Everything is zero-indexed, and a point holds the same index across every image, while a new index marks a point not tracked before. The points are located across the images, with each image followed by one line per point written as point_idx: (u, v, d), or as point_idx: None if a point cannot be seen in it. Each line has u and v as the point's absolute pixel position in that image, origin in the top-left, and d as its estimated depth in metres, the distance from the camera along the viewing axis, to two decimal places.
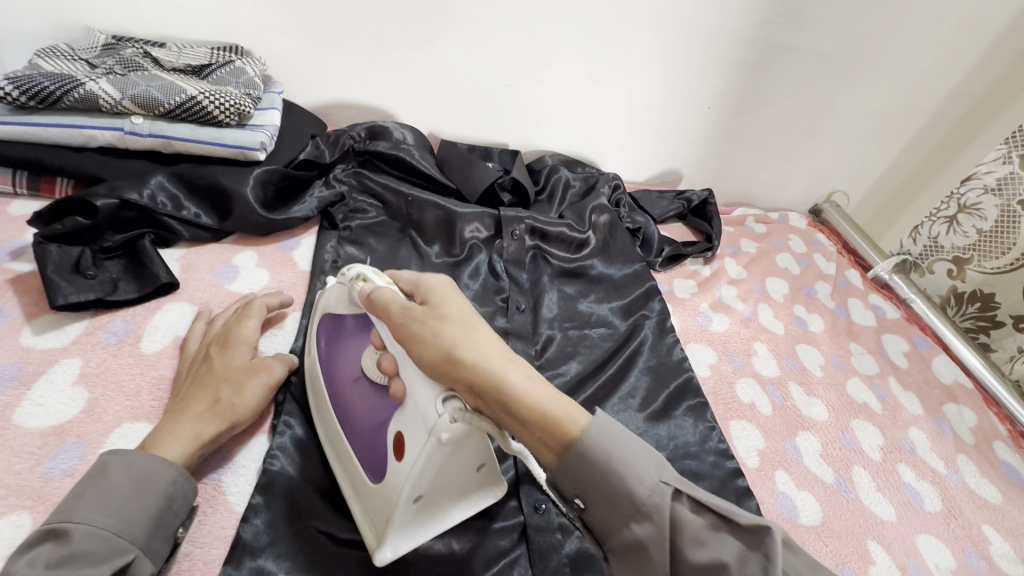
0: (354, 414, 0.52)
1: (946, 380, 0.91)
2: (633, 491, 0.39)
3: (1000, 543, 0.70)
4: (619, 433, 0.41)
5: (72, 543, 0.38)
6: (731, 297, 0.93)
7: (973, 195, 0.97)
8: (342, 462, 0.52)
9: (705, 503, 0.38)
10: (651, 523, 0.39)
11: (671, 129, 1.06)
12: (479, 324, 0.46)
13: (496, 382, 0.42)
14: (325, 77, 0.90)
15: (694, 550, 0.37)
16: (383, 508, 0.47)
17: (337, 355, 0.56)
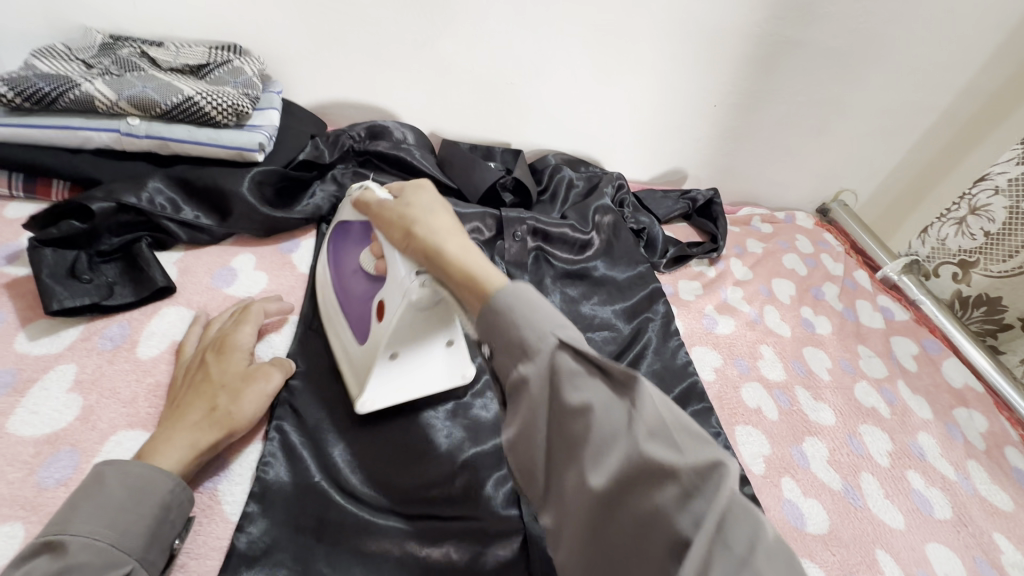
0: (349, 295, 0.60)
1: (956, 384, 0.89)
2: (524, 338, 0.40)
3: (1012, 552, 0.69)
4: (528, 295, 0.42)
5: (68, 553, 0.38)
6: (736, 299, 0.92)
7: (984, 196, 0.94)
8: (339, 337, 0.61)
9: (590, 358, 0.38)
10: (533, 364, 0.39)
11: (676, 128, 1.05)
12: (444, 210, 0.51)
13: (436, 244, 0.48)
14: (325, 76, 0.89)
15: (572, 394, 0.38)
16: (366, 362, 0.56)
17: (342, 255, 0.64)
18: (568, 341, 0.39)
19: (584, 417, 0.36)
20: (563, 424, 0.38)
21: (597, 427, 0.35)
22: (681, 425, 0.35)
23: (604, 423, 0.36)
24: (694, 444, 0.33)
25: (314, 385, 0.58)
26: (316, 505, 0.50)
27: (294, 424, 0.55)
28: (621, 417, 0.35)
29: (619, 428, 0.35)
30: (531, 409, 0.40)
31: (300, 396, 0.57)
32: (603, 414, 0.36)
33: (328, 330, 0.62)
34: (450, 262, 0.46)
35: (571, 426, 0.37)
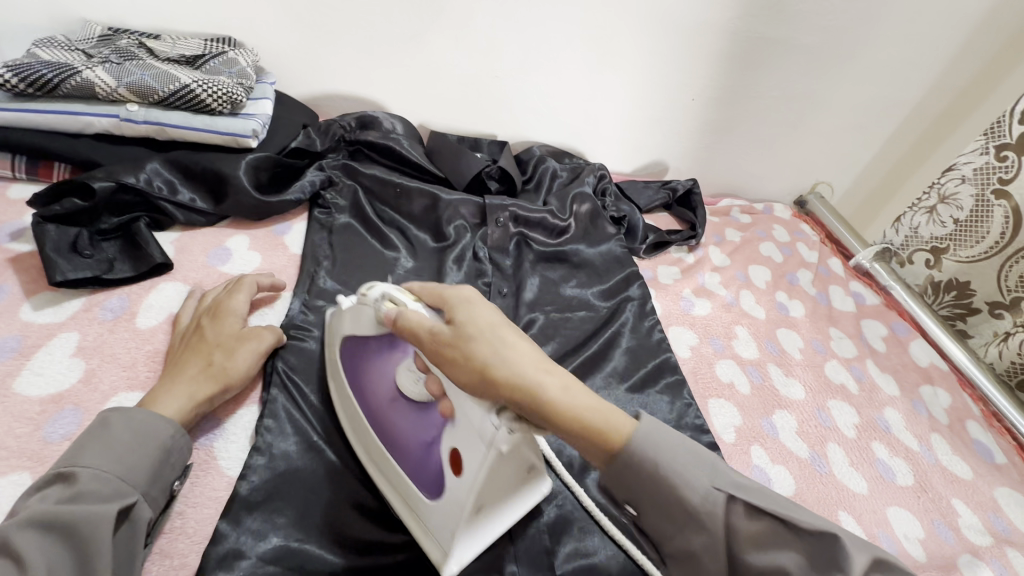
0: (399, 435, 0.51)
1: (922, 363, 0.94)
2: (686, 498, 0.41)
3: (969, 516, 0.73)
4: (671, 439, 0.42)
5: (81, 483, 0.41)
6: (714, 283, 0.95)
7: (951, 185, 0.99)
8: (395, 485, 0.52)
9: (765, 509, 0.39)
10: (706, 531, 0.40)
11: (657, 120, 1.09)
12: (509, 332, 0.45)
13: (532, 390, 0.41)
14: (317, 69, 0.92)
15: (755, 554, 0.38)
16: (445, 523, 0.47)
17: (366, 379, 0.55)
18: (734, 492, 0.40)
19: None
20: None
21: None
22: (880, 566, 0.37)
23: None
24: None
25: (306, 356, 0.61)
26: (312, 462, 0.53)
27: (292, 387, 0.57)
28: None
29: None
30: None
31: (294, 363, 0.60)
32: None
33: (372, 471, 0.53)
34: (563, 414, 0.41)
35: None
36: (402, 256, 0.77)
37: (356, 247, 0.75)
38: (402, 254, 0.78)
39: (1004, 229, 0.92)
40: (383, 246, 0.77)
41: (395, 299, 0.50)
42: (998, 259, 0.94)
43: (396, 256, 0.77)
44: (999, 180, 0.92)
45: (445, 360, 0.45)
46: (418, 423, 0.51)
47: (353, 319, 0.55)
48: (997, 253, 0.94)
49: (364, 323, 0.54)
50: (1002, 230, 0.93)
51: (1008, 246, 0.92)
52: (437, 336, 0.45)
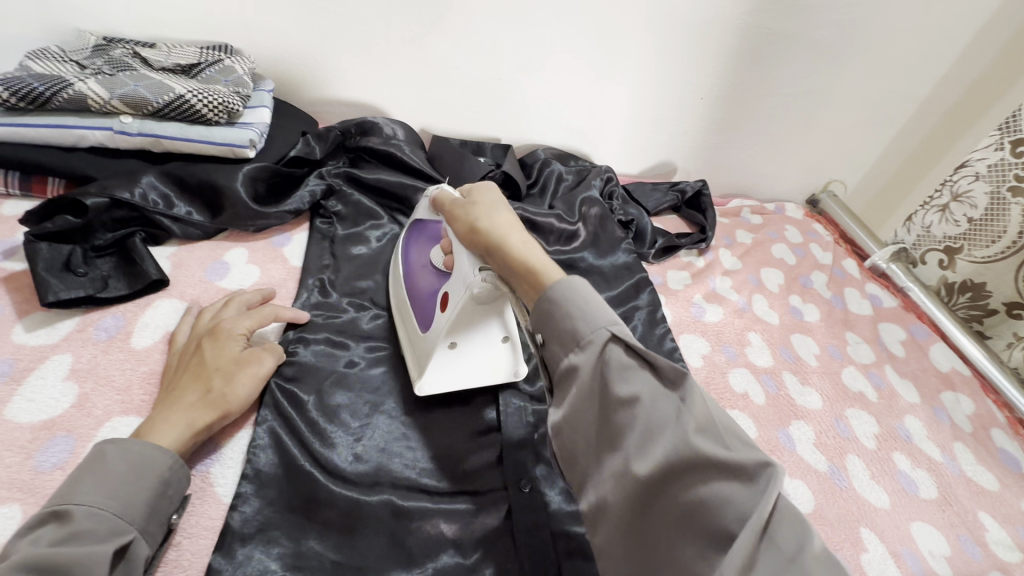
0: (416, 291, 0.63)
1: (943, 368, 0.90)
2: (576, 328, 0.44)
3: (997, 530, 0.70)
4: (587, 293, 0.45)
5: (76, 522, 0.40)
6: (725, 288, 0.93)
7: (965, 183, 0.96)
8: (407, 329, 0.64)
9: (644, 357, 0.42)
10: (583, 353, 0.44)
11: (664, 121, 1.06)
12: (505, 208, 0.54)
13: (500, 238, 0.50)
14: (315, 76, 0.91)
15: (620, 385, 0.41)
16: (425, 350, 0.59)
17: (413, 250, 0.68)
18: (623, 336, 0.43)
19: (633, 407, 0.40)
20: (607, 413, 0.42)
21: (642, 413, 0.40)
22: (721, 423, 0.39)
23: (654, 413, 0.39)
24: (744, 446, 0.36)
25: (299, 371, 0.59)
26: (307, 487, 0.51)
27: (286, 408, 0.56)
28: (669, 409, 0.40)
29: (668, 420, 0.39)
30: (580, 397, 0.43)
31: (290, 378, 0.58)
32: (650, 406, 0.40)
33: (396, 320, 0.66)
34: (512, 256, 0.49)
35: (617, 414, 0.41)
36: None
37: (357, 258, 0.73)
38: None
39: (1022, 229, 0.89)
40: (391, 253, 0.75)
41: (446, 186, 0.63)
42: (1014, 259, 0.91)
43: None
44: (1014, 177, 0.89)
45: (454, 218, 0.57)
46: (430, 281, 0.62)
47: (418, 205, 0.69)
48: (1013, 253, 0.91)
49: (422, 209, 0.67)
50: (1019, 230, 0.89)
51: None
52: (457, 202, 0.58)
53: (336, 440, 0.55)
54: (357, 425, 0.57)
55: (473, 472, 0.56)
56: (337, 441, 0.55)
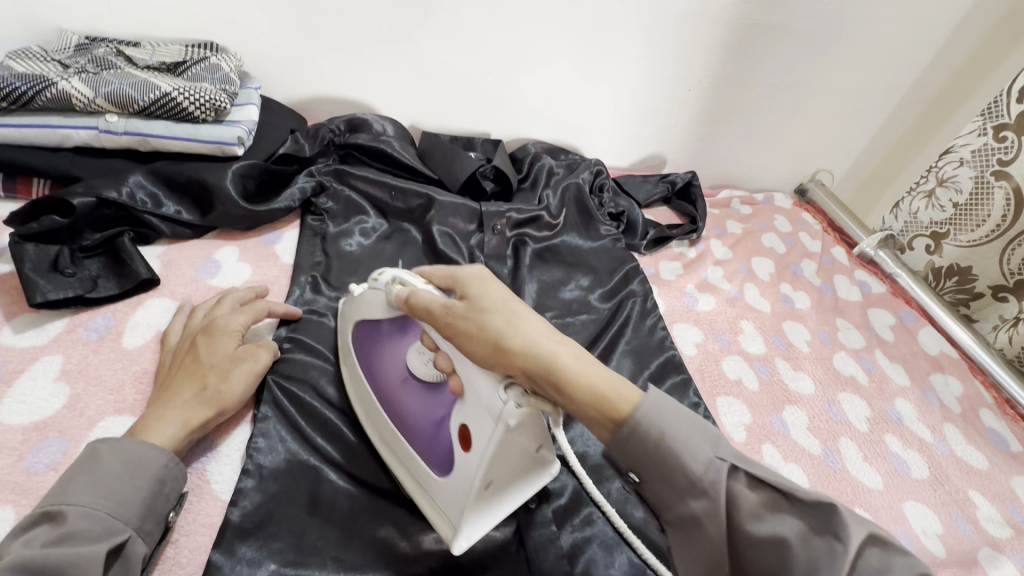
0: (408, 416, 0.52)
1: (932, 351, 0.92)
2: (687, 466, 0.39)
3: (986, 507, 0.71)
4: (680, 419, 0.41)
5: (70, 522, 0.39)
6: (717, 277, 0.94)
7: (949, 169, 0.97)
8: (406, 465, 0.52)
9: (768, 482, 0.37)
10: (708, 498, 0.38)
11: (653, 113, 1.07)
12: (521, 307, 0.47)
13: (549, 363, 0.43)
14: (302, 73, 0.90)
15: (755, 524, 0.37)
16: (456, 497, 0.47)
17: (379, 361, 0.55)
18: (740, 464, 0.38)
19: (780, 551, 0.35)
20: (745, 557, 0.37)
21: (798, 562, 0.34)
22: (886, 545, 0.34)
23: (806, 554, 0.34)
24: (888, 556, 0.33)
25: (297, 367, 0.58)
26: (307, 480, 0.51)
27: (285, 402, 0.55)
28: (823, 548, 0.34)
29: (826, 564, 0.33)
30: (713, 548, 0.38)
31: (286, 374, 0.57)
32: (800, 545, 0.35)
33: (383, 451, 0.53)
34: (573, 384, 0.43)
35: (761, 557, 0.36)
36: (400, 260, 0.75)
37: (349, 256, 0.73)
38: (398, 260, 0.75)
39: (1005, 213, 0.90)
40: (382, 249, 0.75)
41: (405, 280, 0.52)
42: (999, 243, 0.93)
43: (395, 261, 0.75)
44: (997, 162, 0.90)
45: (454, 333, 0.47)
46: (426, 405, 0.51)
47: (366, 305, 0.56)
48: (999, 236, 0.92)
49: (376, 308, 0.55)
50: (1003, 214, 0.91)
51: (1009, 228, 0.91)
52: (448, 308, 0.48)
53: (336, 434, 0.55)
54: (358, 420, 0.57)
55: None
56: (338, 435, 0.55)
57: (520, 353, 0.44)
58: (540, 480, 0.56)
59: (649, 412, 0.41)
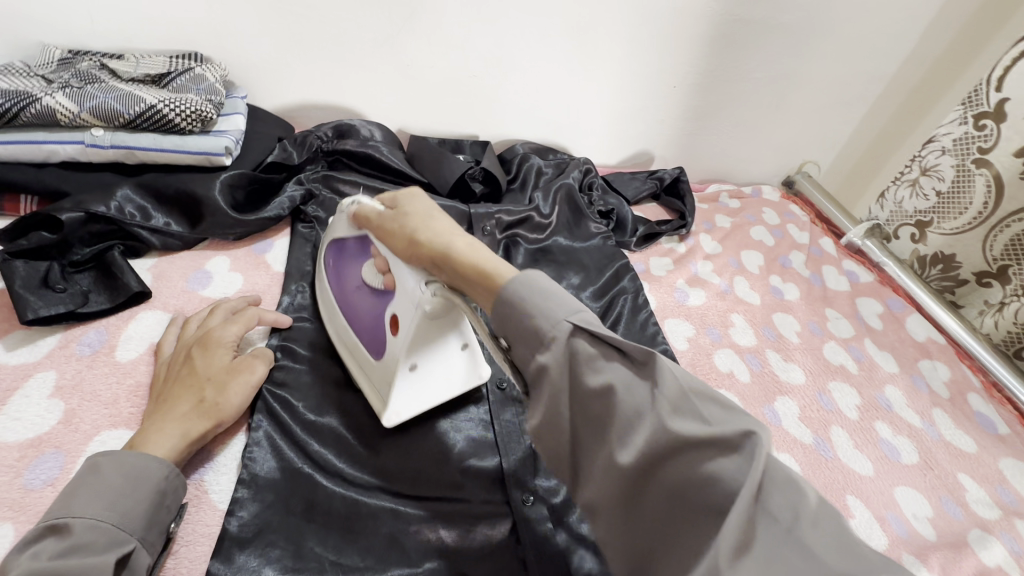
0: (356, 316, 0.59)
1: (919, 337, 0.93)
2: (540, 327, 0.41)
3: (975, 490, 0.72)
4: (537, 292, 0.42)
5: (77, 534, 0.40)
6: (707, 271, 0.95)
7: (932, 157, 1.00)
8: (352, 352, 0.60)
9: (609, 341, 0.40)
10: (551, 352, 0.41)
11: (640, 110, 1.07)
12: (439, 213, 0.52)
13: (442, 250, 0.48)
14: (289, 80, 0.90)
15: (591, 375, 0.39)
16: (386, 378, 0.55)
17: (340, 271, 0.62)
18: (583, 326, 0.41)
19: (608, 397, 0.38)
20: (583, 407, 0.39)
21: (622, 406, 0.37)
22: (703, 398, 0.38)
23: (628, 397, 0.37)
24: (724, 415, 0.36)
25: (291, 376, 0.59)
26: (304, 488, 0.52)
27: (279, 411, 0.56)
28: (645, 395, 0.37)
29: (647, 405, 0.37)
30: (552, 396, 0.41)
31: (282, 383, 0.58)
32: (625, 392, 0.38)
33: (338, 345, 0.62)
34: (462, 265, 0.47)
35: (592, 406, 0.39)
36: None
37: None
38: None
39: (986, 200, 0.92)
40: None
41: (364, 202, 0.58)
42: (982, 230, 0.94)
43: None
44: (977, 150, 0.92)
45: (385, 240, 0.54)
46: (368, 300, 0.58)
47: (335, 226, 0.63)
48: (981, 223, 0.94)
49: (342, 227, 0.62)
50: (984, 201, 0.92)
51: (991, 215, 0.92)
52: (383, 218, 0.54)
53: (332, 440, 0.55)
54: (353, 425, 0.57)
55: (468, 481, 0.55)
56: (334, 442, 0.55)
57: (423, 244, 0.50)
58: (535, 478, 0.56)
59: (519, 291, 0.43)
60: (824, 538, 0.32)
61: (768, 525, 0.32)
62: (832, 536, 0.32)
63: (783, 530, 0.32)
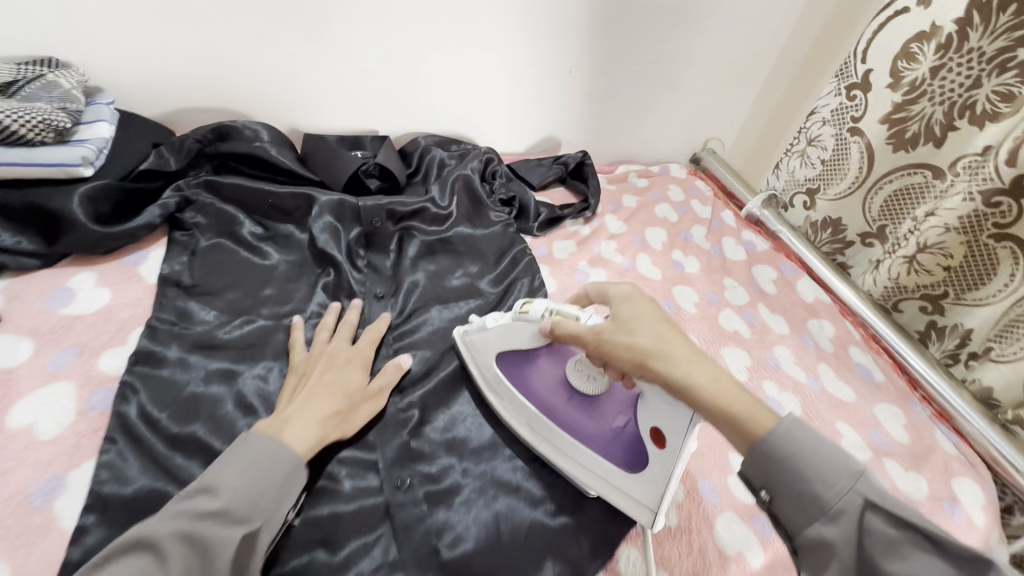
0: (583, 428, 0.59)
1: (808, 299, 0.99)
2: (822, 493, 0.43)
3: (852, 436, 0.78)
4: (810, 443, 0.45)
5: (216, 502, 0.43)
6: (610, 251, 0.98)
7: (816, 128, 1.03)
8: (584, 466, 0.59)
9: (906, 522, 0.40)
10: (837, 522, 0.43)
11: (539, 97, 1.09)
12: (670, 335, 0.53)
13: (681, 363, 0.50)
14: (162, 83, 0.86)
15: (888, 560, 0.40)
16: (650, 490, 0.54)
17: (541, 385, 0.62)
18: (876, 501, 0.42)
19: None
20: None
21: None
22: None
23: None
24: None
25: (157, 389, 0.55)
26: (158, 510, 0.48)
27: (137, 424, 0.52)
28: None
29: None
30: (838, 570, 0.42)
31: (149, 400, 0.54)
32: None
33: (564, 464, 0.59)
34: (706, 394, 0.48)
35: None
36: (281, 263, 0.74)
37: (219, 267, 0.71)
38: (274, 265, 0.73)
39: (862, 163, 0.96)
40: (258, 258, 0.74)
41: (561, 311, 0.58)
42: (861, 192, 0.98)
43: (275, 267, 0.73)
44: (851, 119, 0.96)
45: (614, 349, 0.53)
46: (602, 413, 0.60)
47: (503, 345, 0.63)
48: (858, 186, 0.98)
49: (523, 339, 0.62)
50: (860, 164, 0.96)
51: (867, 178, 0.96)
52: (613, 324, 0.54)
53: (196, 450, 0.52)
54: (222, 432, 0.54)
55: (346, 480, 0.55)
56: (197, 451, 0.52)
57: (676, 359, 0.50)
58: (415, 464, 0.58)
59: (795, 428, 0.46)
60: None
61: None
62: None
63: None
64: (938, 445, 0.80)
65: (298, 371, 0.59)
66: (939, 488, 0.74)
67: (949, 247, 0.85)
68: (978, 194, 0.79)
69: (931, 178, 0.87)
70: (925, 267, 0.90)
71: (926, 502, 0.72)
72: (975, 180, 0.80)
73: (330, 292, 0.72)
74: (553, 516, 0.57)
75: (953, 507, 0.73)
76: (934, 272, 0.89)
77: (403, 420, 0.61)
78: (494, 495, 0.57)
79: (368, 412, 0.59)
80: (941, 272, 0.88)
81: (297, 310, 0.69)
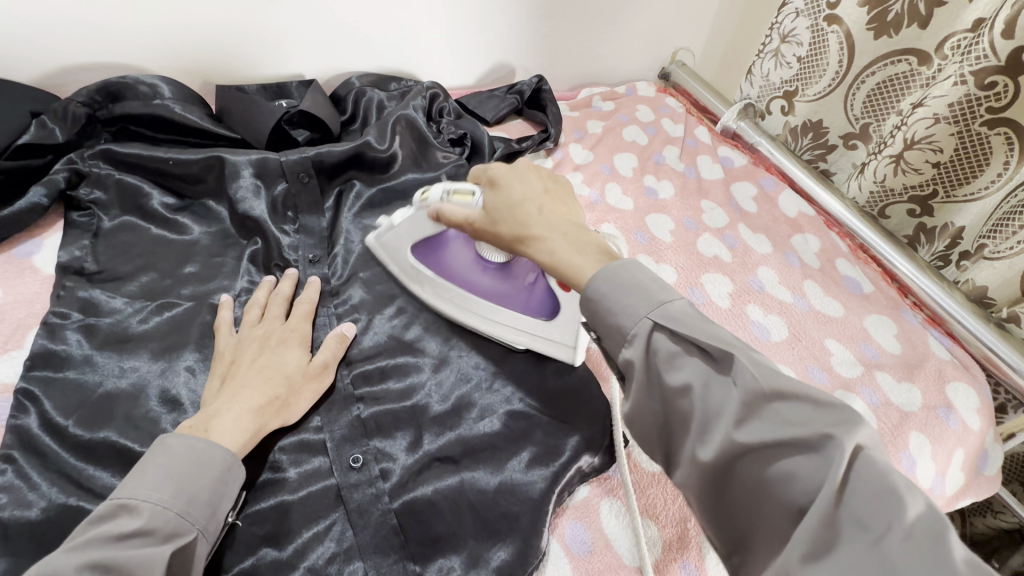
0: (495, 291, 0.61)
1: (791, 214, 0.93)
2: (620, 323, 0.43)
3: (841, 353, 0.74)
4: (623, 276, 0.44)
5: (137, 521, 0.38)
6: (577, 183, 0.90)
7: (789, 22, 0.91)
8: (509, 328, 0.60)
9: (692, 340, 0.40)
10: (631, 346, 0.42)
11: (482, 15, 0.95)
12: (519, 206, 0.52)
13: (542, 231, 0.50)
14: (28, 40, 0.72)
15: (669, 374, 0.41)
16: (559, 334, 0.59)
17: (452, 266, 0.63)
18: (663, 322, 0.41)
19: (685, 397, 0.39)
20: (664, 399, 0.41)
21: (698, 405, 0.39)
22: (793, 397, 0.37)
23: (709, 404, 0.39)
24: (819, 414, 0.36)
25: (58, 397, 0.50)
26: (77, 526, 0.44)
27: (40, 436, 0.47)
28: (718, 396, 0.38)
29: (726, 406, 0.38)
30: (641, 391, 0.42)
31: (52, 407, 0.49)
32: (705, 392, 0.39)
33: (494, 330, 0.61)
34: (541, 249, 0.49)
35: (672, 406, 0.41)
36: (202, 236, 0.66)
37: (126, 248, 0.62)
38: (194, 240, 0.65)
39: (841, 58, 0.86)
40: (173, 234, 0.65)
41: (456, 191, 0.58)
42: (841, 91, 0.88)
43: (196, 239, 0.65)
44: (826, 6, 0.84)
45: (490, 237, 0.54)
46: (514, 276, 0.61)
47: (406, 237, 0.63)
48: (839, 84, 0.88)
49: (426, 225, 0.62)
50: (839, 58, 0.86)
51: (847, 74, 0.86)
52: (484, 209, 0.54)
53: (112, 457, 0.47)
54: (141, 434, 0.49)
55: (289, 467, 0.50)
56: (116, 458, 0.47)
57: (539, 240, 0.50)
58: (369, 440, 0.53)
59: (613, 267, 0.45)
60: (915, 547, 0.31)
61: (854, 527, 0.32)
62: (924, 544, 0.31)
63: (868, 538, 0.32)
64: (932, 352, 0.77)
65: (226, 358, 0.52)
66: (933, 397, 0.71)
67: (939, 140, 0.76)
68: (971, 76, 0.69)
69: (917, 64, 0.79)
70: (912, 166, 0.80)
71: (921, 413, 0.69)
72: (967, 61, 0.69)
73: (260, 264, 0.64)
74: (525, 476, 0.52)
75: (948, 414, 0.70)
76: (923, 170, 0.80)
77: (353, 396, 0.55)
78: (457, 461, 0.52)
79: (313, 392, 0.53)
80: (929, 170, 0.80)
81: (224, 287, 0.62)
